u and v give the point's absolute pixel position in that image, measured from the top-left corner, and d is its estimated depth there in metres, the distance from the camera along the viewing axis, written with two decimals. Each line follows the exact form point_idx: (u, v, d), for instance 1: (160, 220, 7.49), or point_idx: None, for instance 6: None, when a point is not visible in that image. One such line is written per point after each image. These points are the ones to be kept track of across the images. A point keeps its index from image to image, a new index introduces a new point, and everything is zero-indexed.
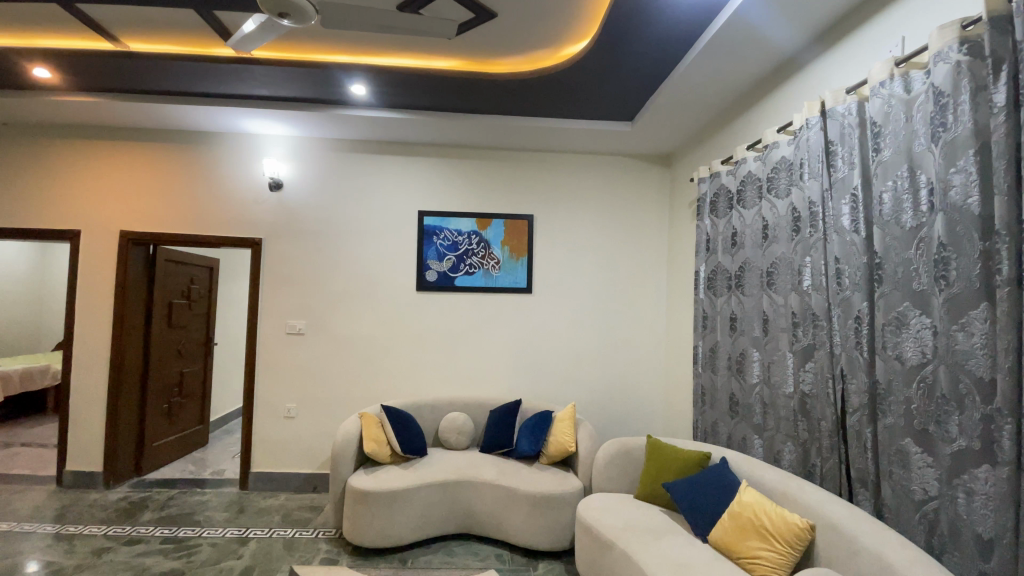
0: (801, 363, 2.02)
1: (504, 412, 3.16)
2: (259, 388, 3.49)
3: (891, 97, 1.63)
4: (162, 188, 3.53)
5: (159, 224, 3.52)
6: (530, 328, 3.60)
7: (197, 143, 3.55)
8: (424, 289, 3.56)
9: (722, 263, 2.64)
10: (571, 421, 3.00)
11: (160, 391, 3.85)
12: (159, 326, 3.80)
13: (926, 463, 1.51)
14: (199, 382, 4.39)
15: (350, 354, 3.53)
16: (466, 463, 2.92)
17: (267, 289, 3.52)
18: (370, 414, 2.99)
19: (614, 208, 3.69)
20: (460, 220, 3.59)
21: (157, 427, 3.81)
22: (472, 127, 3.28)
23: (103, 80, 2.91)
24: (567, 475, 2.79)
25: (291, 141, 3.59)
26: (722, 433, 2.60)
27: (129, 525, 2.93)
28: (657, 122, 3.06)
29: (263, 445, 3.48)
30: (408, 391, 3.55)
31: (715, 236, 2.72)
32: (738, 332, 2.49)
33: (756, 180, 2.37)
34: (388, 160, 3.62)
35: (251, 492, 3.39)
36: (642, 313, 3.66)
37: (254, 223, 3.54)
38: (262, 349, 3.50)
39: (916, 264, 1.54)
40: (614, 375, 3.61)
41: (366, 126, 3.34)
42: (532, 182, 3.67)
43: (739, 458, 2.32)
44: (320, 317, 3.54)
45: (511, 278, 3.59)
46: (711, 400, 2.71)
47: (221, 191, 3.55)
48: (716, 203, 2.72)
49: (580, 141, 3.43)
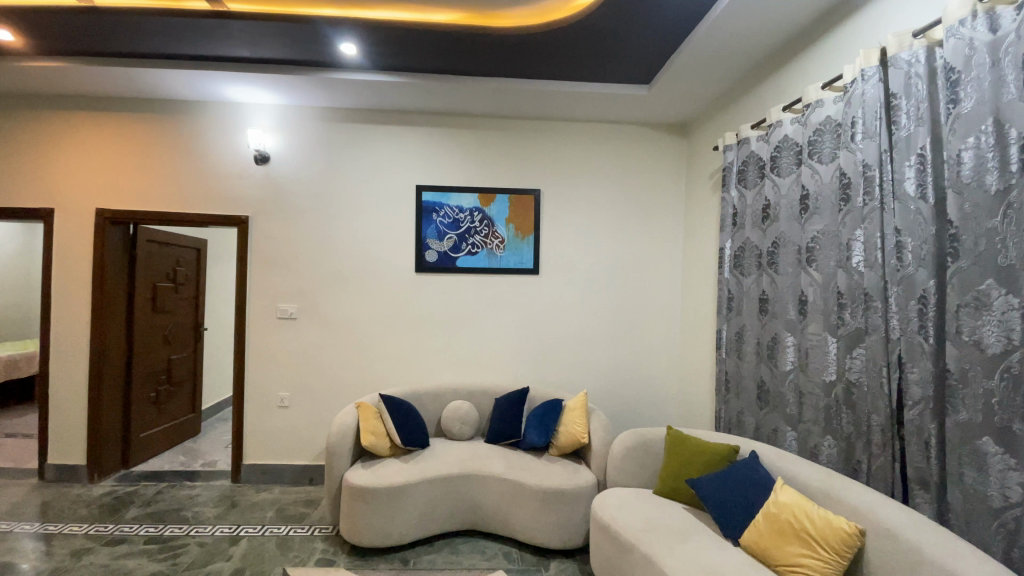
0: (849, 348, 1.81)
1: (511, 400, 2.95)
2: (250, 375, 3.28)
3: (972, 39, 1.38)
4: (140, 162, 3.26)
5: (137, 202, 3.27)
6: (538, 311, 3.38)
7: (177, 113, 3.28)
8: (423, 270, 3.33)
9: (751, 239, 2.41)
10: (582, 410, 2.80)
11: (147, 380, 3.64)
12: (143, 311, 3.57)
13: (1008, 465, 1.31)
14: (189, 368, 4.19)
15: (346, 340, 3.32)
16: (471, 455, 2.73)
17: (255, 271, 3.29)
18: (367, 404, 2.78)
19: (626, 181, 3.43)
20: (462, 195, 3.34)
21: (144, 417, 3.61)
22: (473, 93, 3.00)
23: (67, 42, 2.63)
24: (579, 468, 2.59)
25: (277, 110, 3.31)
26: (748, 424, 2.40)
27: (113, 523, 2.75)
28: (678, 84, 2.78)
29: (255, 436, 3.29)
30: (409, 378, 3.34)
31: (742, 209, 2.48)
32: (768, 315, 2.27)
33: (794, 146, 2.12)
34: (383, 131, 3.35)
35: (243, 485, 3.21)
36: (657, 295, 3.43)
37: (241, 200, 3.29)
38: (252, 334, 3.28)
39: (1001, 235, 1.31)
40: (626, 360, 3.41)
41: (359, 92, 3.06)
42: (539, 153, 3.40)
43: (771, 452, 2.13)
44: (313, 300, 3.31)
45: (516, 258, 3.36)
46: (735, 389, 2.51)
47: (204, 166, 3.29)
48: (744, 173, 2.46)
49: (591, 108, 3.16)
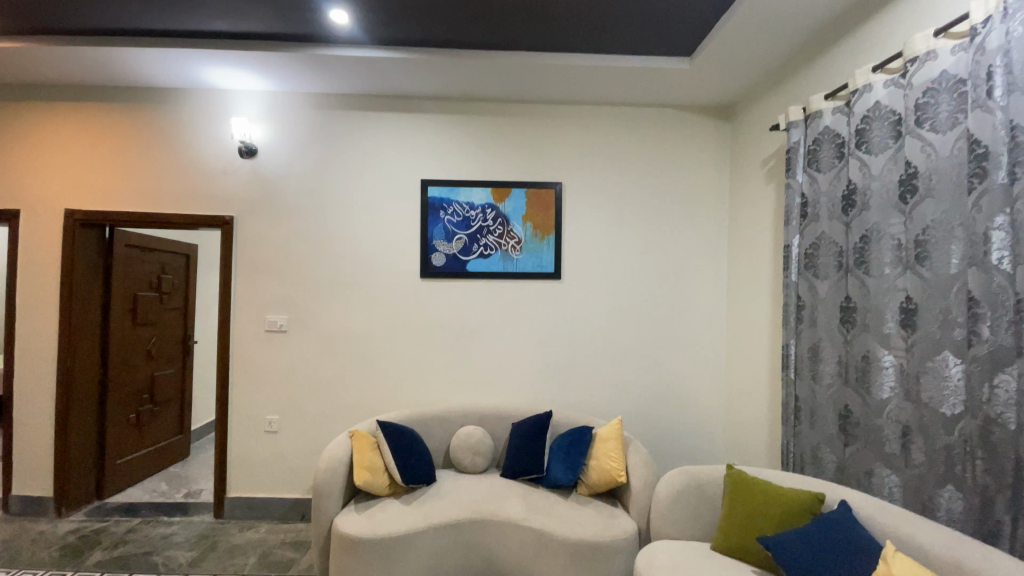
0: (986, 373, 1.36)
1: (531, 426, 2.52)
2: (235, 396, 2.90)
3: None
4: (114, 158, 2.92)
5: (111, 201, 2.92)
6: (560, 321, 2.96)
7: (156, 103, 2.94)
8: (430, 275, 2.93)
9: (828, 234, 1.96)
10: (617, 441, 2.35)
11: (126, 400, 3.29)
12: (121, 323, 3.21)
13: None
14: (176, 386, 3.83)
15: (342, 355, 2.92)
16: (485, 494, 2.30)
17: (241, 278, 2.92)
18: (362, 433, 2.37)
19: (660, 172, 3.00)
20: (472, 190, 2.94)
21: (122, 441, 3.25)
22: (486, 72, 2.61)
23: (23, 16, 2.30)
24: (616, 513, 2.15)
25: (266, 96, 2.95)
26: (828, 464, 1.93)
27: (72, 569, 2.37)
28: (727, 53, 2.36)
29: (240, 465, 2.90)
30: (415, 400, 2.93)
31: (814, 198, 2.02)
32: (854, 328, 1.82)
33: (891, 114, 1.69)
34: (384, 119, 2.97)
35: (226, 522, 2.82)
36: (698, 303, 2.98)
37: (224, 198, 2.93)
38: (237, 350, 2.90)
39: None
40: (662, 376, 2.96)
41: (356, 73, 2.68)
42: (559, 143, 2.99)
43: (867, 501, 1.67)
44: (305, 311, 2.92)
45: (535, 262, 2.94)
46: (807, 418, 2.03)
47: (185, 161, 2.94)
48: (815, 154, 2.02)
49: (621, 87, 2.75)
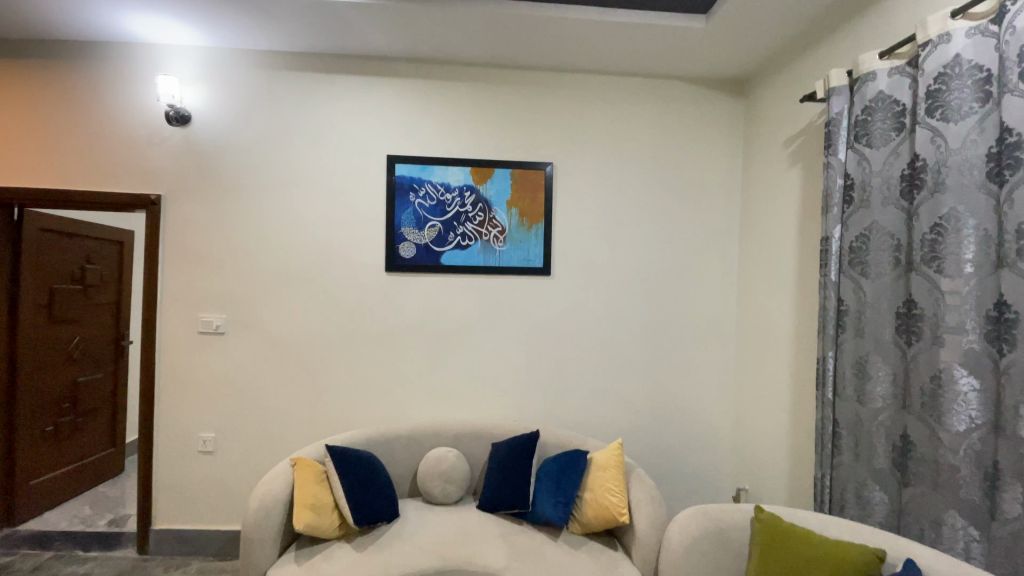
0: None
1: (516, 449, 2.11)
2: (162, 410, 2.45)
3: None
4: (16, 124, 2.42)
5: (11, 175, 2.41)
6: (548, 323, 2.57)
7: (64, 56, 2.44)
8: (397, 268, 2.50)
9: (883, 224, 1.59)
10: (618, 471, 1.97)
11: (40, 411, 2.80)
12: (33, 320, 2.72)
13: None
14: (106, 393, 3.34)
15: (292, 362, 2.49)
16: (458, 534, 1.90)
17: (170, 269, 2.45)
18: (308, 462, 1.93)
19: (663, 153, 2.62)
20: (448, 169, 2.52)
21: (37, 458, 2.77)
22: (464, 26, 2.18)
23: None
24: (616, 560, 1.78)
25: (201, 54, 2.48)
26: (879, 506, 1.58)
27: None
28: (752, 8, 1.97)
29: (169, 492, 2.45)
30: (378, 415, 2.52)
31: (863, 179, 1.66)
32: (920, 340, 1.46)
33: (977, 71, 1.32)
34: (343, 83, 2.52)
35: (151, 560, 2.37)
36: (705, 303, 2.62)
37: (151, 174, 2.46)
38: (165, 354, 2.44)
39: None
40: (664, 387, 2.59)
41: (308, 23, 2.22)
42: (549, 117, 2.59)
43: (937, 557, 1.30)
44: (249, 310, 2.48)
45: (520, 255, 2.54)
46: (849, 448, 1.67)
47: (104, 127, 2.45)
48: (864, 125, 1.65)
49: (623, 49, 2.35)
